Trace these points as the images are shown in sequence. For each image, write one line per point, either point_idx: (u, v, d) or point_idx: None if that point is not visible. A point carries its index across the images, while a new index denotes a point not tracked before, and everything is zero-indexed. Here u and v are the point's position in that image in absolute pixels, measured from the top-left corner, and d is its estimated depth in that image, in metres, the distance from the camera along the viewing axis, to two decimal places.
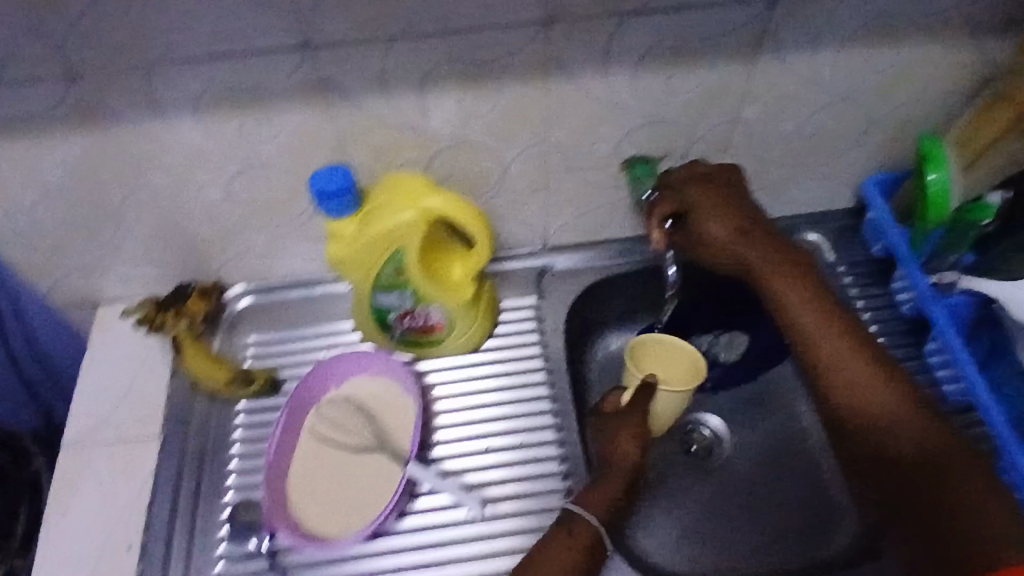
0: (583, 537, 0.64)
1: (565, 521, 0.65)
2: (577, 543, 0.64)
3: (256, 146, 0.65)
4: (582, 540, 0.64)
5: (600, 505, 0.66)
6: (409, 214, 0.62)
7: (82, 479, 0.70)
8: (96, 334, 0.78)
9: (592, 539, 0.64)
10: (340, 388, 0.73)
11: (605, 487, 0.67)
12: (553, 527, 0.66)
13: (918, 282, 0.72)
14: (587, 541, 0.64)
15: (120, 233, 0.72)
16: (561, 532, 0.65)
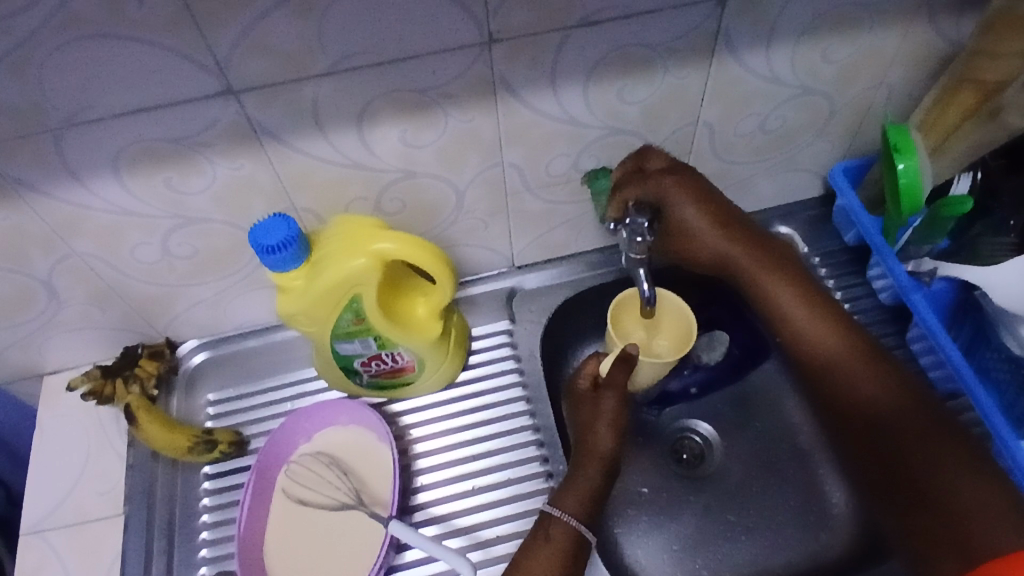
0: (562, 534, 0.61)
1: (545, 519, 0.62)
2: (556, 540, 0.61)
3: (190, 200, 0.61)
4: (564, 535, 0.61)
5: (580, 497, 0.63)
6: (361, 261, 0.58)
7: (43, 567, 0.66)
8: (46, 408, 0.75)
9: (570, 537, 0.61)
10: (312, 442, 0.70)
11: (579, 482, 0.64)
12: (533, 528, 0.63)
13: (896, 271, 0.69)
14: (568, 537, 0.61)
15: (56, 302, 0.68)
16: (541, 532, 0.62)
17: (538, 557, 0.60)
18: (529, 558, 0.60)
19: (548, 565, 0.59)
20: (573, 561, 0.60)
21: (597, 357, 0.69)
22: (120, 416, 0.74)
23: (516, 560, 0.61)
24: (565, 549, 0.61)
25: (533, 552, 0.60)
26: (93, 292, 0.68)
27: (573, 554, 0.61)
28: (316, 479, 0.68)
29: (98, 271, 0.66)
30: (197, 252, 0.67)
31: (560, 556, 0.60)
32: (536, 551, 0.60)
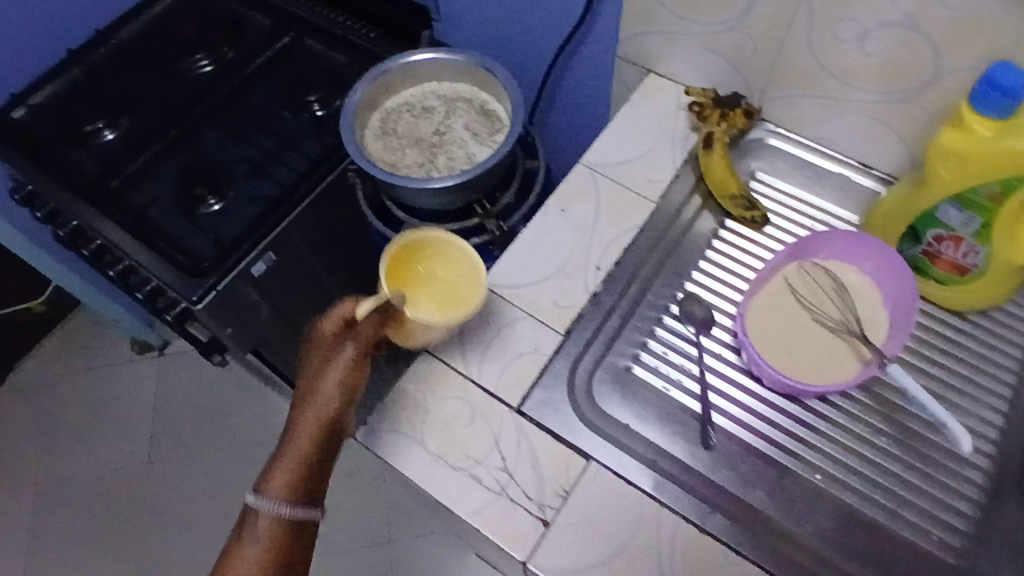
0: (289, 517, 0.61)
1: (252, 514, 0.61)
2: (279, 507, 0.60)
3: (940, 9, 0.63)
4: (279, 528, 0.60)
5: (338, 375, 0.62)
6: None
7: (584, 192, 0.80)
8: (644, 91, 0.87)
9: (302, 522, 0.61)
10: (828, 260, 0.73)
11: (298, 463, 0.61)
12: (239, 524, 0.62)
13: None
14: (284, 529, 0.60)
15: (730, 21, 0.76)
16: (246, 524, 0.61)
17: (298, 426, 0.62)
18: (301, 403, 0.62)
19: (257, 558, 0.60)
20: (303, 539, 0.62)
21: (357, 300, 0.64)
22: (689, 136, 0.84)
23: (239, 527, 0.62)
24: (295, 485, 0.61)
25: (293, 445, 0.61)
26: (766, 33, 0.75)
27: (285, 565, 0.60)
28: (807, 291, 0.71)
29: (791, 20, 0.72)
30: (880, 55, 0.69)
31: (268, 554, 0.60)
32: (242, 547, 0.60)
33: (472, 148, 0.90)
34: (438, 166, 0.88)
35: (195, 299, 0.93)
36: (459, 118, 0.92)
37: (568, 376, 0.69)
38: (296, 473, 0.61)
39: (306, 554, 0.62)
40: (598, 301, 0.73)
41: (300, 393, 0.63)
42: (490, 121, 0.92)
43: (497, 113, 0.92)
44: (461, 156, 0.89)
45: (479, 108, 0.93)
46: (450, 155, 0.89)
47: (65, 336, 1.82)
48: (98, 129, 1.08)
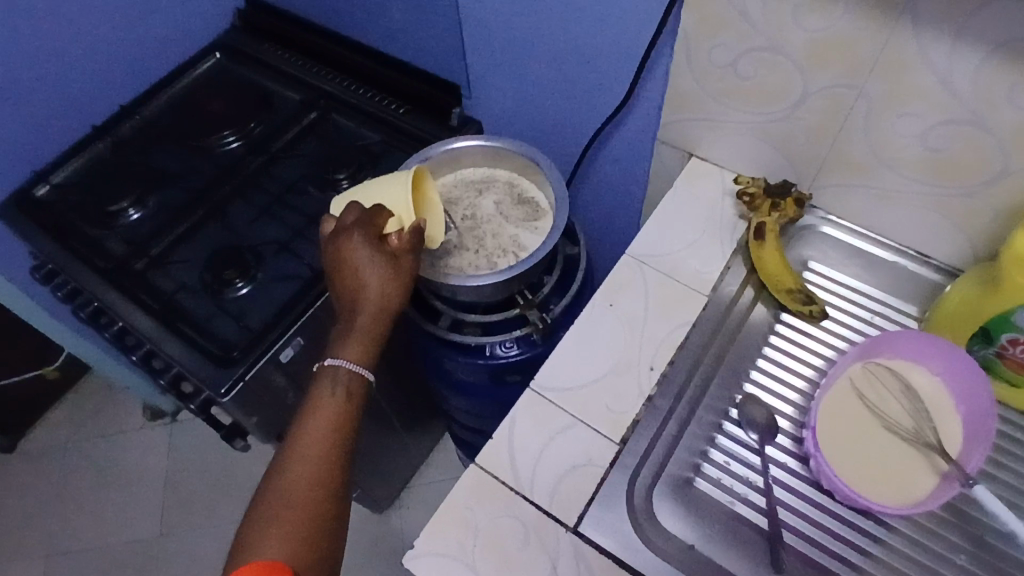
0: (359, 376, 0.68)
1: (331, 370, 0.68)
2: (353, 366, 0.68)
3: (1008, 110, 0.61)
4: (350, 389, 0.67)
5: (389, 273, 0.71)
6: None
7: (632, 285, 0.77)
8: (688, 179, 0.85)
9: (359, 387, 0.68)
10: (893, 361, 0.70)
11: (362, 334, 0.69)
12: (318, 380, 0.68)
13: None
14: (355, 391, 0.68)
15: (782, 111, 0.75)
16: (324, 390, 0.67)
17: (363, 294, 0.71)
18: (360, 287, 0.71)
19: (336, 417, 0.66)
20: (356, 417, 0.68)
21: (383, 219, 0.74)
22: (737, 225, 0.81)
23: (307, 412, 0.66)
24: (367, 351, 0.70)
25: (360, 317, 0.70)
26: (820, 124, 0.73)
27: (346, 440, 0.66)
28: (875, 396, 0.68)
29: (847, 113, 0.71)
30: (943, 151, 0.68)
31: (330, 426, 0.66)
32: (321, 409, 0.66)
33: (518, 232, 0.87)
34: (490, 253, 0.86)
35: (222, 391, 0.89)
36: (488, 197, 0.90)
37: (628, 489, 0.64)
38: (365, 341, 0.70)
39: (360, 427, 0.68)
40: (654, 405, 0.69)
41: (348, 284, 0.71)
42: (520, 192, 0.91)
43: (522, 184, 0.92)
44: (505, 235, 0.88)
45: (504, 185, 0.92)
46: (497, 237, 0.87)
47: (77, 403, 1.78)
48: (123, 206, 1.06)
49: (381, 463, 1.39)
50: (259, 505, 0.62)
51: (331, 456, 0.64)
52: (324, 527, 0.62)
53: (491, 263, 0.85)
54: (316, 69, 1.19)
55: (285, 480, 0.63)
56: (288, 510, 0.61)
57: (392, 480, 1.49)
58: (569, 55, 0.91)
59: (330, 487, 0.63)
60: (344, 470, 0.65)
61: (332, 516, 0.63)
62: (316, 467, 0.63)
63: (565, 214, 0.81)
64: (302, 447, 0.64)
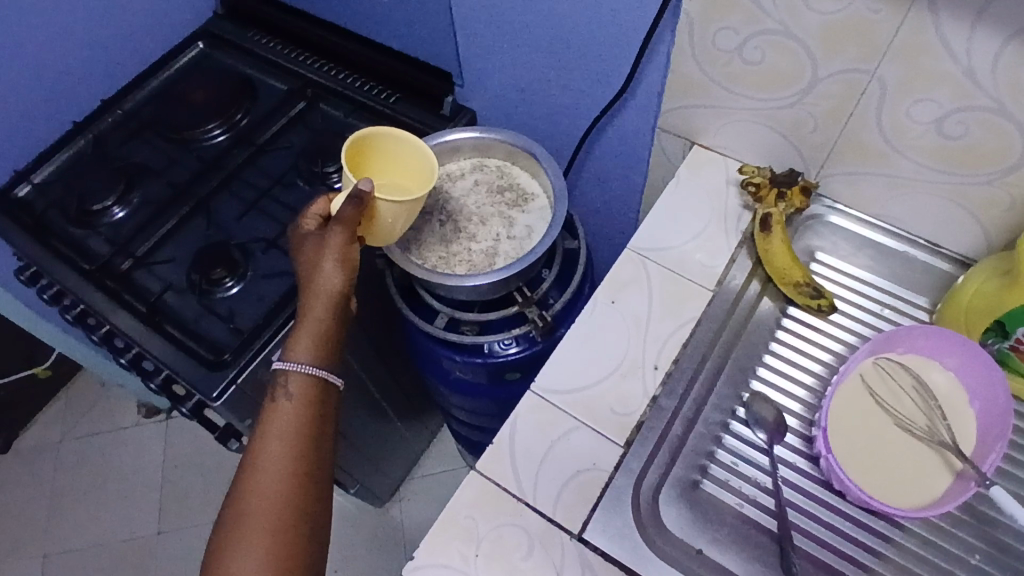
0: (308, 377, 0.66)
1: (281, 376, 0.67)
2: (303, 367, 0.67)
3: None
4: (298, 393, 0.66)
5: (335, 257, 0.69)
6: None
7: (635, 282, 0.74)
8: (690, 168, 0.82)
9: (309, 384, 0.66)
10: (907, 356, 0.68)
11: (310, 328, 0.68)
12: (271, 385, 0.67)
13: None
14: (306, 394, 0.66)
15: (788, 98, 0.72)
16: (275, 397, 0.66)
17: (311, 289, 0.69)
18: (309, 281, 0.70)
19: (288, 425, 0.65)
20: (308, 425, 0.66)
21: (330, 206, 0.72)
22: (741, 216, 0.79)
23: (260, 422, 0.66)
24: (315, 349, 0.68)
25: (308, 312, 0.69)
26: (829, 111, 0.71)
27: (301, 446, 0.64)
28: (889, 394, 0.66)
29: (860, 99, 0.68)
30: (960, 138, 0.65)
31: (280, 434, 0.64)
32: (273, 418, 0.65)
33: (521, 216, 0.85)
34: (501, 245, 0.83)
35: (214, 395, 0.86)
36: (472, 189, 0.87)
37: (634, 493, 0.63)
38: (313, 338, 0.68)
39: (318, 430, 0.66)
40: (659, 405, 0.67)
41: (302, 276, 0.71)
42: (489, 169, 0.89)
43: (486, 162, 0.89)
44: (504, 220, 0.85)
45: (474, 170, 0.89)
46: (495, 220, 0.85)
47: (67, 403, 1.75)
48: (107, 205, 1.02)
49: (377, 458, 1.37)
50: (222, 522, 0.63)
51: (284, 465, 0.63)
52: (284, 540, 0.61)
53: (506, 248, 0.83)
54: (303, 57, 1.15)
55: (240, 495, 0.62)
56: (244, 528, 0.61)
57: (389, 475, 1.48)
58: (566, 41, 0.87)
59: (286, 496, 0.62)
60: (303, 477, 0.63)
61: (293, 525, 0.62)
62: (270, 478, 0.62)
63: (564, 205, 0.79)
64: (254, 457, 0.63)
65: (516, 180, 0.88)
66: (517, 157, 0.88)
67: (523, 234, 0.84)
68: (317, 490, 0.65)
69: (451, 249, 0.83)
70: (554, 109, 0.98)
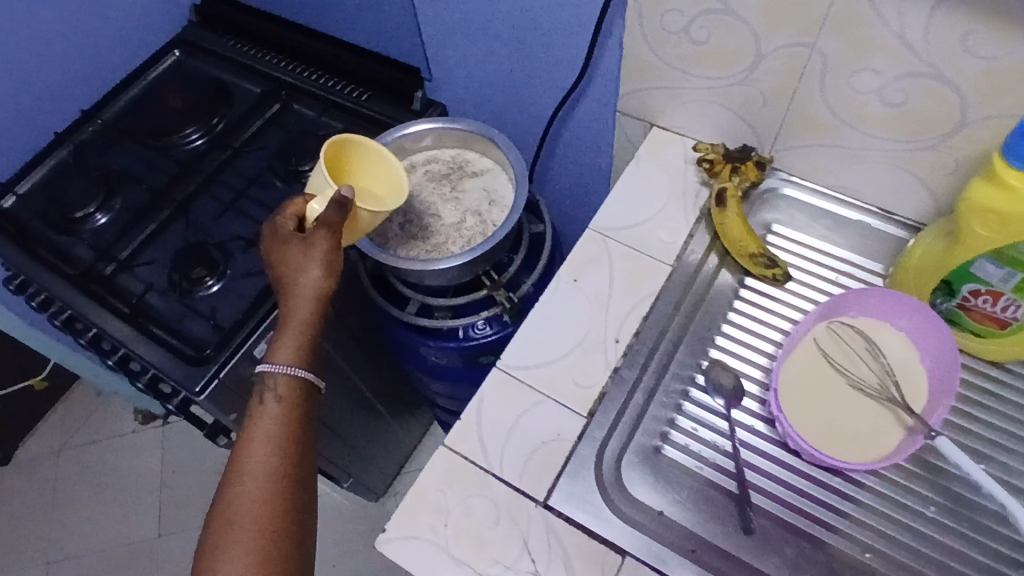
0: (296, 378, 0.66)
1: (268, 378, 0.66)
2: (291, 369, 0.67)
3: (964, 59, 0.61)
4: (286, 394, 0.65)
5: (319, 261, 0.69)
6: None
7: (597, 260, 0.77)
8: (650, 148, 0.84)
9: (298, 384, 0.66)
10: (858, 319, 0.70)
11: (296, 332, 0.68)
12: (257, 389, 0.66)
13: None
14: (293, 395, 0.66)
15: (737, 75, 0.74)
16: (262, 400, 0.66)
17: (293, 292, 0.69)
18: (291, 285, 0.69)
19: (275, 427, 0.64)
20: (297, 426, 0.65)
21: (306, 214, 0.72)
22: (699, 192, 0.81)
23: (246, 426, 0.65)
24: (302, 351, 0.68)
25: (293, 314, 0.68)
26: (776, 86, 0.73)
27: (290, 448, 0.64)
28: (843, 357, 0.68)
29: (804, 74, 0.70)
30: (901, 105, 0.67)
31: (269, 436, 0.63)
32: (260, 421, 0.64)
33: (484, 188, 0.89)
34: (475, 218, 0.87)
35: (197, 390, 0.89)
36: (425, 180, 0.90)
37: (597, 461, 0.65)
38: (300, 340, 0.68)
39: (305, 431, 0.66)
40: (620, 376, 0.69)
41: (279, 279, 0.70)
42: (441, 160, 0.92)
43: (437, 153, 0.92)
44: (468, 196, 0.89)
45: (422, 163, 0.91)
46: (462, 200, 0.88)
47: (66, 413, 1.77)
48: (90, 211, 1.05)
49: (369, 453, 1.39)
50: (209, 530, 0.61)
51: (272, 466, 0.62)
52: (275, 539, 0.60)
53: (480, 220, 0.86)
54: (276, 60, 1.17)
55: (228, 499, 0.61)
56: (234, 530, 0.60)
57: (384, 469, 1.50)
58: (525, 31, 0.89)
59: (275, 496, 0.61)
60: (292, 477, 0.63)
61: (281, 525, 0.61)
62: (259, 480, 0.61)
63: (525, 189, 0.81)
64: (241, 460, 0.62)
65: (468, 161, 0.91)
66: (469, 142, 0.91)
67: (492, 203, 0.88)
68: (307, 492, 0.64)
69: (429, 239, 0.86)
70: (520, 98, 1.01)
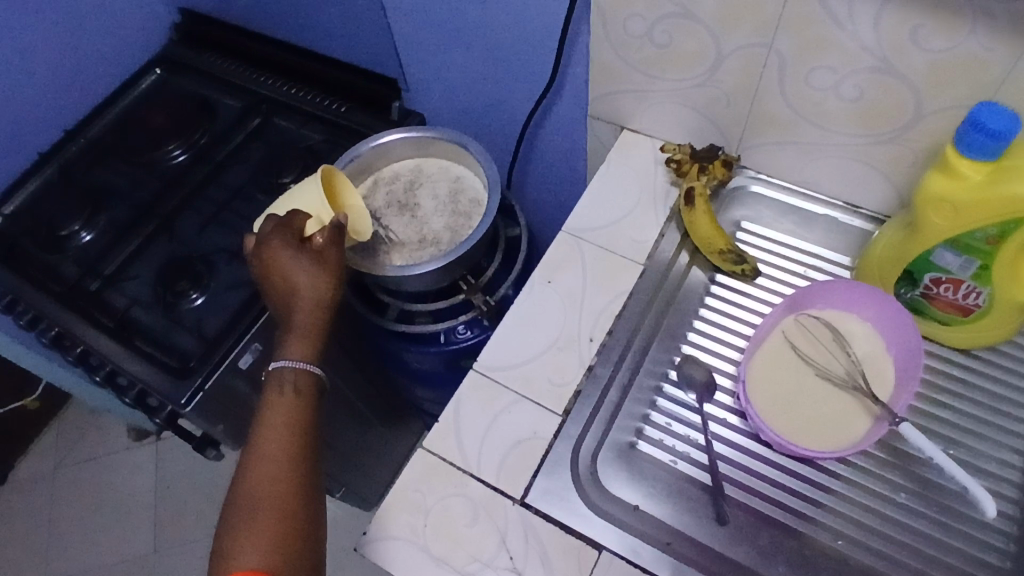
0: (307, 373, 0.69)
1: (278, 372, 0.68)
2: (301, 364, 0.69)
3: (914, 53, 0.63)
4: (299, 386, 0.68)
5: (326, 269, 0.72)
6: None
7: (569, 262, 0.78)
8: (619, 150, 0.86)
9: (309, 381, 0.68)
10: (824, 311, 0.71)
11: (304, 334, 0.70)
12: (269, 383, 0.68)
13: None
14: (305, 386, 0.68)
15: (699, 77, 0.76)
16: (274, 391, 0.67)
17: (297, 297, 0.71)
18: (296, 290, 0.71)
19: (290, 415, 0.66)
20: (309, 415, 0.67)
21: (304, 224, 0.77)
22: (669, 193, 0.83)
23: (260, 415, 0.67)
24: (312, 349, 0.70)
25: (300, 317, 0.71)
26: (737, 86, 0.75)
27: (307, 438, 0.66)
28: (812, 347, 0.69)
29: (763, 72, 0.72)
30: (858, 100, 0.69)
31: (285, 424, 0.65)
32: (274, 411, 0.66)
33: (452, 176, 0.92)
34: (457, 200, 0.90)
35: (183, 402, 0.90)
36: (385, 198, 0.90)
37: (573, 456, 0.66)
38: (309, 339, 0.70)
39: (320, 422, 0.68)
40: (594, 374, 0.70)
41: (281, 284, 0.72)
42: (401, 175, 0.93)
43: (387, 172, 0.93)
44: (437, 189, 0.91)
45: (376, 184, 0.92)
46: (435, 196, 0.90)
47: (60, 432, 1.78)
48: (75, 230, 1.06)
49: (364, 463, 1.40)
50: (227, 518, 0.62)
51: (291, 451, 0.64)
52: (293, 521, 0.61)
53: (463, 202, 0.89)
54: (256, 75, 1.19)
55: (247, 483, 0.63)
56: (255, 513, 0.61)
57: (379, 478, 1.51)
58: (494, 39, 0.91)
59: (295, 479, 0.63)
60: (309, 464, 0.65)
61: (299, 508, 0.62)
62: (276, 465, 0.63)
63: (497, 193, 0.83)
64: (258, 446, 0.64)
65: (420, 166, 0.93)
66: (422, 148, 0.93)
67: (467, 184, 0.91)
68: (318, 479, 0.66)
69: (426, 238, 0.87)
70: (495, 105, 1.02)
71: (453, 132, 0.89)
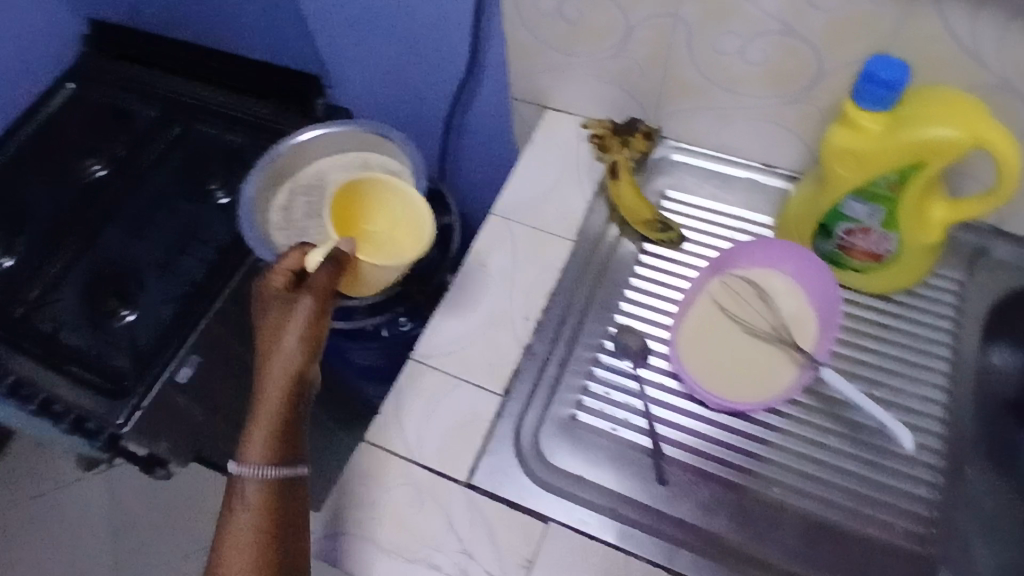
0: (268, 480, 0.58)
1: (236, 481, 0.59)
2: (262, 471, 0.58)
3: (811, 12, 0.65)
4: (265, 491, 0.58)
5: (298, 327, 0.60)
6: (950, 133, 0.58)
7: (500, 244, 0.79)
8: (543, 130, 0.87)
9: (266, 493, 0.58)
10: (748, 270, 0.73)
11: (259, 428, 0.59)
12: (226, 496, 0.60)
13: None
14: (265, 501, 0.58)
15: (613, 51, 0.77)
16: (232, 506, 0.59)
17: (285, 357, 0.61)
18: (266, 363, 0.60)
19: (247, 537, 0.57)
20: (280, 521, 0.58)
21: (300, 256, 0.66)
22: (594, 168, 0.84)
23: (217, 539, 0.59)
24: (273, 447, 0.59)
25: (263, 402, 0.60)
26: (650, 57, 0.76)
27: (286, 517, 0.59)
28: (754, 308, 0.71)
29: (673, 42, 0.73)
30: (764, 62, 0.71)
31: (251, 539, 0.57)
32: (230, 531, 0.58)
33: (364, 163, 0.88)
34: None
35: (120, 423, 0.89)
36: (302, 202, 0.84)
37: (515, 433, 0.67)
38: (271, 436, 0.59)
39: (300, 516, 0.60)
40: (530, 351, 0.72)
41: (264, 354, 0.61)
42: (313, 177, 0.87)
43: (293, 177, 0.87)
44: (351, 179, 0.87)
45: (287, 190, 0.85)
46: None
47: (4, 468, 1.71)
48: None
49: None
50: None
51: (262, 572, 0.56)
52: None
53: None
54: (174, 82, 1.16)
55: None
56: None
57: None
58: (413, 26, 0.91)
59: None
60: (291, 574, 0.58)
61: None
62: None
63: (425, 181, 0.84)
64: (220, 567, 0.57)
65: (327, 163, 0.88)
66: (326, 144, 0.88)
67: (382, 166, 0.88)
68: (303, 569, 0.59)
69: None
70: (419, 95, 1.02)
71: (364, 122, 0.86)
